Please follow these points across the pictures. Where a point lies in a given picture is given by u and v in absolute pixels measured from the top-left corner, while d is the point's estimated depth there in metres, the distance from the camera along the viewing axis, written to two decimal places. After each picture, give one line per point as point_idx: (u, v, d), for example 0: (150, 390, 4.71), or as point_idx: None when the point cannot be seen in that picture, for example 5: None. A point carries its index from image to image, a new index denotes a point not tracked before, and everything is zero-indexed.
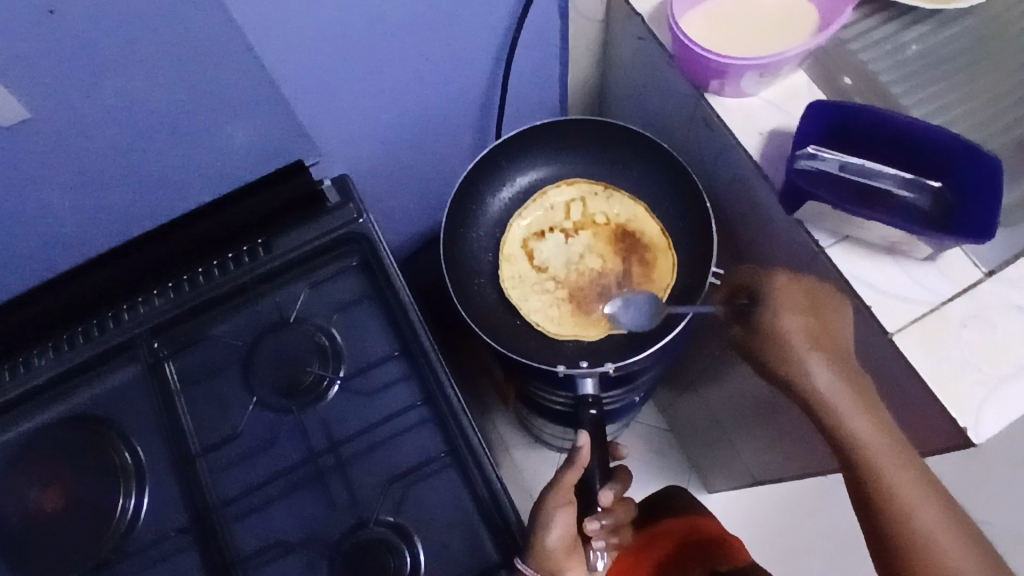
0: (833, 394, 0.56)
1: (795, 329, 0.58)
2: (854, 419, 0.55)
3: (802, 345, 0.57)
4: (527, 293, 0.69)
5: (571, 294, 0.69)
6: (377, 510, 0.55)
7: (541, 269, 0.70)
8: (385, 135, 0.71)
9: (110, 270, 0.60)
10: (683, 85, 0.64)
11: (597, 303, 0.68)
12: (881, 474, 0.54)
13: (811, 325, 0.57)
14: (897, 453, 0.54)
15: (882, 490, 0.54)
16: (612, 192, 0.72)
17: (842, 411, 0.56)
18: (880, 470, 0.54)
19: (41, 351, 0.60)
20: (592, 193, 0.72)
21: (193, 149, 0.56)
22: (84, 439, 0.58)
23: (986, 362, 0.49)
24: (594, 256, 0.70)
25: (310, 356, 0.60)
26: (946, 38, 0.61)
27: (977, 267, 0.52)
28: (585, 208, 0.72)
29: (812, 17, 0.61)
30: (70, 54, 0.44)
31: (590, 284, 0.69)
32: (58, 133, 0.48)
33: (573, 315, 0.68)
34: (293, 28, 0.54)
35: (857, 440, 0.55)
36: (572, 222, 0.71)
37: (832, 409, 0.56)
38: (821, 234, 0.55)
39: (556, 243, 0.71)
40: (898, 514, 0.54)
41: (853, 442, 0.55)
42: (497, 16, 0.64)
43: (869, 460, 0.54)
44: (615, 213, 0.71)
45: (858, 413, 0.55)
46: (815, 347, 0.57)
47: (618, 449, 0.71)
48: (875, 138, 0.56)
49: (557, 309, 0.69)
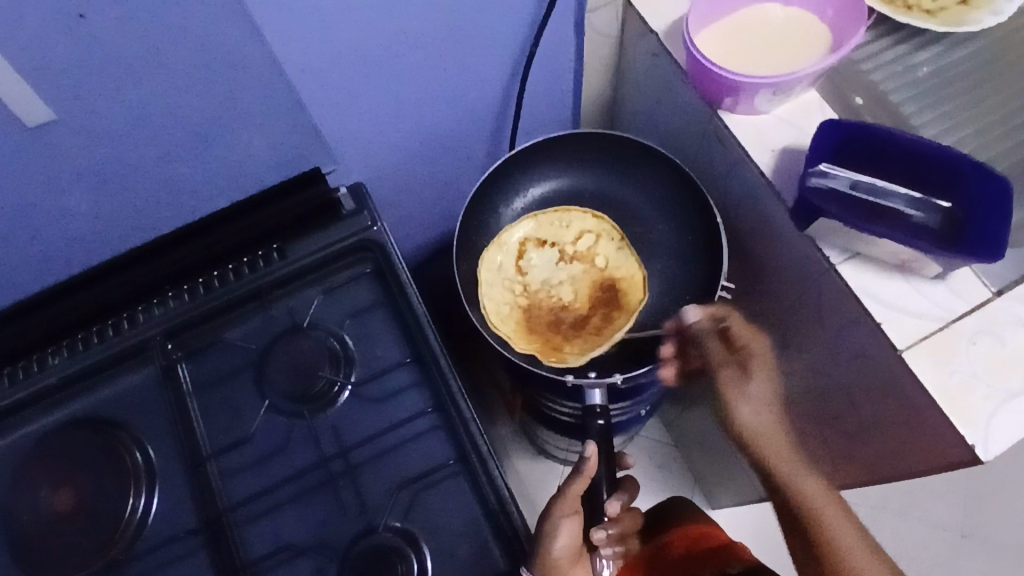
0: (771, 442, 0.68)
1: (755, 389, 0.69)
2: (791, 468, 0.66)
3: (756, 399, 0.69)
4: (495, 282, 0.71)
5: (529, 306, 0.70)
6: (386, 515, 0.55)
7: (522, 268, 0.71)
8: (402, 145, 0.72)
9: (130, 272, 0.62)
10: (695, 102, 0.66)
11: (543, 328, 0.69)
12: (829, 529, 0.61)
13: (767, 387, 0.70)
14: (836, 507, 0.63)
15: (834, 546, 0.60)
16: (626, 245, 0.71)
17: (786, 463, 0.66)
18: (828, 525, 0.62)
19: (57, 350, 0.61)
20: (608, 236, 0.72)
21: (212, 154, 0.57)
22: (95, 439, 0.58)
23: (994, 378, 0.50)
24: (570, 289, 0.71)
25: (322, 361, 0.60)
26: (956, 60, 0.62)
27: (986, 285, 0.53)
28: (594, 244, 0.72)
29: (823, 40, 0.62)
30: (98, 58, 0.45)
31: (549, 310, 0.70)
32: (82, 132, 0.49)
33: (518, 322, 0.69)
34: (319, 40, 0.55)
35: (808, 497, 0.63)
36: (574, 249, 0.72)
37: (769, 458, 0.67)
38: (832, 250, 0.56)
39: (550, 257, 0.72)
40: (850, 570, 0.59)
41: (804, 499, 0.63)
42: (513, 31, 0.65)
43: (818, 515, 0.62)
44: (613, 265, 0.71)
45: (801, 472, 0.66)
46: (766, 404, 0.69)
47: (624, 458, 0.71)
48: (885, 158, 0.57)
49: (508, 309, 0.69)
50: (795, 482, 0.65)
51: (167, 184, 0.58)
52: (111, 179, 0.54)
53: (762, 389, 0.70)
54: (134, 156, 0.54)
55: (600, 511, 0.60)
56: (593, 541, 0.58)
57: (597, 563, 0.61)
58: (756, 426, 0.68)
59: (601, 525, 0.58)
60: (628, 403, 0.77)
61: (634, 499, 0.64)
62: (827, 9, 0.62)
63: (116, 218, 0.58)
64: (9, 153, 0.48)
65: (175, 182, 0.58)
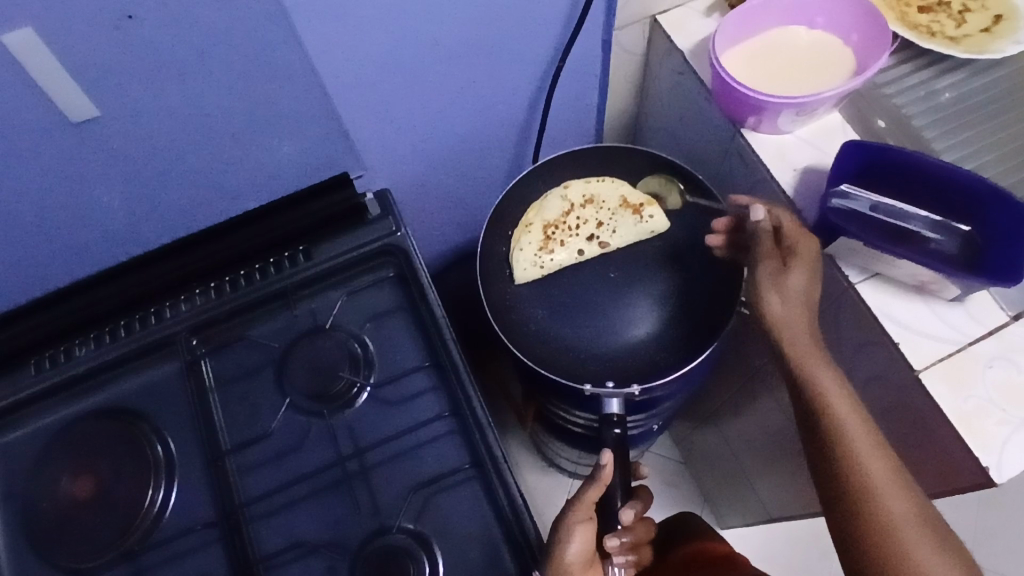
0: (801, 336, 0.55)
1: (795, 286, 0.56)
2: (818, 367, 0.54)
3: (791, 292, 0.56)
4: None
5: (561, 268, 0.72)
6: (399, 517, 0.56)
7: (545, 271, 0.71)
8: (431, 154, 0.73)
9: (161, 267, 0.63)
10: (720, 120, 0.67)
11: (566, 285, 0.71)
12: (836, 421, 0.53)
13: (812, 286, 0.56)
14: (854, 404, 0.54)
15: (841, 437, 0.53)
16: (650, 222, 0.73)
17: (815, 366, 0.55)
18: (838, 419, 0.53)
19: (83, 342, 0.62)
20: None
21: (248, 157, 0.59)
22: (118, 430, 0.59)
23: (1009, 403, 0.51)
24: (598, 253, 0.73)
25: (342, 362, 0.61)
26: (978, 87, 0.63)
27: (1003, 310, 0.54)
28: None
29: (848, 63, 0.63)
30: (141, 61, 0.47)
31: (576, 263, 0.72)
32: (123, 131, 0.51)
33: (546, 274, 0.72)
34: (355, 49, 0.56)
35: (819, 385, 0.54)
36: None
37: (796, 355, 0.55)
38: (851, 270, 0.57)
39: None
40: (854, 467, 0.52)
41: (818, 393, 0.54)
42: (541, 45, 0.67)
43: (827, 407, 0.54)
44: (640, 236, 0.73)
45: (830, 375, 0.55)
46: (803, 302, 0.56)
47: (639, 468, 0.70)
48: (907, 181, 0.58)
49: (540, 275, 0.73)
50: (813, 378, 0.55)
51: (202, 183, 0.59)
52: (147, 178, 0.56)
53: (805, 290, 0.56)
54: (170, 155, 0.55)
55: (613, 519, 0.60)
56: (605, 549, 0.58)
57: (608, 570, 0.60)
58: (790, 315, 0.56)
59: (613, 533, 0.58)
60: (643, 416, 0.78)
61: (648, 508, 0.65)
62: (852, 34, 0.64)
63: (148, 215, 0.60)
64: (52, 147, 0.50)
65: (209, 182, 0.60)
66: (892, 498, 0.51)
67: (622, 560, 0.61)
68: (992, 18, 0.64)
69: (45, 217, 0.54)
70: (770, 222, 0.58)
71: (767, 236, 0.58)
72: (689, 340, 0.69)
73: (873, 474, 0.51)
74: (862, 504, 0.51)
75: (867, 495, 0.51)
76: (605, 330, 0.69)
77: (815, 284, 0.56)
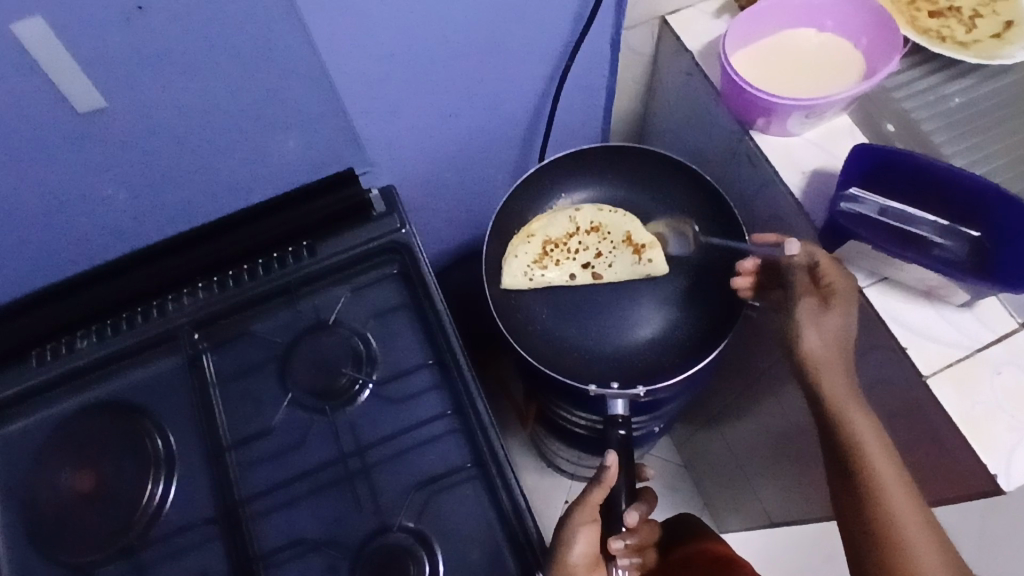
0: (836, 382, 0.54)
1: (831, 329, 0.54)
2: (853, 412, 0.54)
3: (827, 335, 0.55)
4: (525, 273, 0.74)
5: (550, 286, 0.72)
6: (400, 515, 0.55)
7: (533, 284, 0.71)
8: (437, 151, 0.73)
9: (164, 260, 0.63)
10: (728, 122, 0.67)
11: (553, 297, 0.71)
12: (869, 466, 0.53)
13: (847, 330, 0.55)
14: (887, 450, 0.53)
15: (874, 484, 0.52)
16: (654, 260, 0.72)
17: (850, 409, 0.54)
18: (869, 464, 0.53)
19: (85, 334, 0.61)
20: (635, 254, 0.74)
21: (254, 151, 0.59)
22: (119, 424, 0.59)
23: (1016, 409, 0.51)
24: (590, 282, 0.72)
25: (344, 359, 0.61)
26: (988, 92, 0.63)
27: (1011, 316, 0.54)
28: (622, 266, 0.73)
29: (857, 66, 0.63)
30: (149, 53, 0.47)
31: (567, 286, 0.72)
32: (130, 122, 0.51)
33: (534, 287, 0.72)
34: (364, 44, 0.56)
35: (854, 429, 0.53)
36: None
37: (831, 399, 0.54)
38: (859, 273, 0.58)
39: None
40: (884, 515, 0.51)
41: (850, 438, 0.53)
42: (550, 44, 0.66)
43: (861, 452, 0.53)
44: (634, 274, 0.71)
45: (865, 421, 0.54)
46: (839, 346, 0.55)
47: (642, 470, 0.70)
48: (915, 185, 0.58)
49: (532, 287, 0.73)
50: (847, 420, 0.54)
51: (207, 176, 0.59)
52: (154, 170, 0.56)
53: (838, 334, 0.55)
54: (176, 148, 0.55)
55: (618, 521, 0.59)
56: (610, 551, 0.57)
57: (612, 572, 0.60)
58: (828, 359, 0.54)
59: (618, 535, 0.58)
60: (647, 418, 0.77)
61: (653, 510, 0.65)
62: (862, 37, 0.63)
63: (153, 207, 0.59)
64: (58, 137, 0.49)
65: (215, 176, 0.59)
66: (922, 549, 0.50)
67: (626, 562, 0.60)
68: (1002, 24, 0.64)
69: (51, 207, 0.54)
70: (806, 258, 0.56)
71: (804, 274, 0.56)
72: (692, 344, 0.69)
73: (903, 523, 0.51)
74: (893, 555, 0.51)
75: (895, 543, 0.51)
76: (612, 332, 0.70)
77: (851, 328, 0.54)
